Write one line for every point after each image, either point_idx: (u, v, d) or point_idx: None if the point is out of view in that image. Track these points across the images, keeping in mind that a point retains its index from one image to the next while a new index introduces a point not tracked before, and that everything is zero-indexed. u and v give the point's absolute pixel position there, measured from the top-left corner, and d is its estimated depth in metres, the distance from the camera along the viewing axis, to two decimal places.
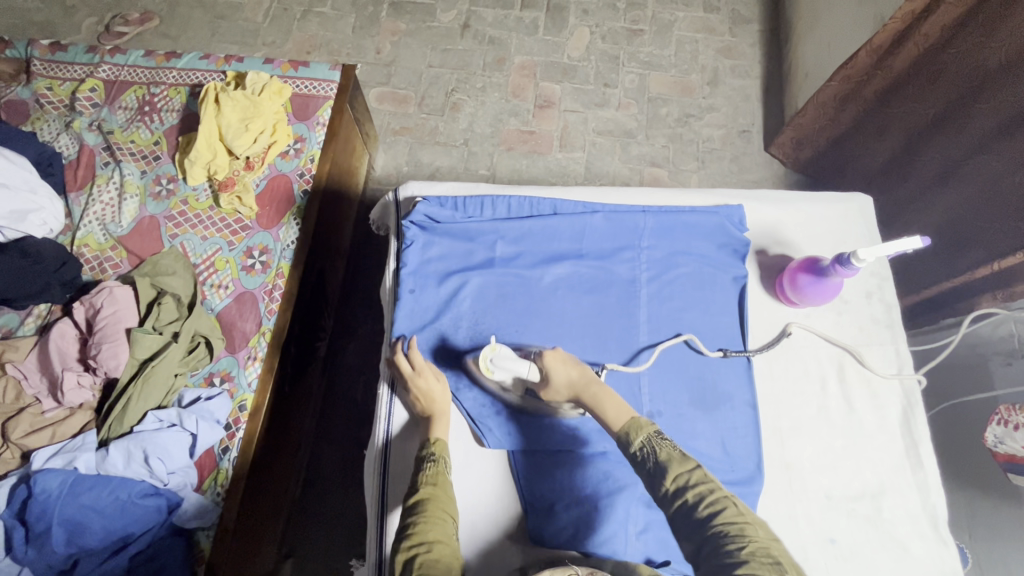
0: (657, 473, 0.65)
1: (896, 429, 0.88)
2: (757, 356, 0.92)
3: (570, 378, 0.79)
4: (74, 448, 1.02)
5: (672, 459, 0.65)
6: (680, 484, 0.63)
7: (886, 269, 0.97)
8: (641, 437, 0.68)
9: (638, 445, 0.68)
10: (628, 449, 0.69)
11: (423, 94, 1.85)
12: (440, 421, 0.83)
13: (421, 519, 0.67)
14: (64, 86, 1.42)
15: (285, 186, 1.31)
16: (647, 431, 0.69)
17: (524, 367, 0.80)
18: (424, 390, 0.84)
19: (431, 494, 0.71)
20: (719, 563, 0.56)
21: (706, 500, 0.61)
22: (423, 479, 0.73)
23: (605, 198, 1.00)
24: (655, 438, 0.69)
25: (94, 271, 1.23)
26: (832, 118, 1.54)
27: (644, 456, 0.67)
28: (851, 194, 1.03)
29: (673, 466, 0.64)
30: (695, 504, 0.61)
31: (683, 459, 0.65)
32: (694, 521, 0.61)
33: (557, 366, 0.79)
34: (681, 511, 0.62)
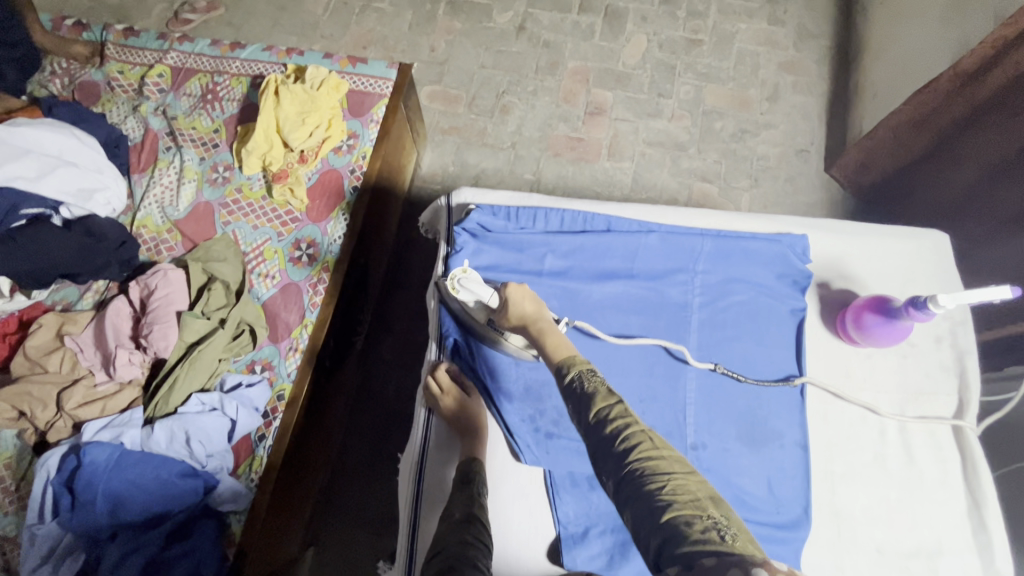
0: (582, 408, 0.63)
1: (959, 486, 0.83)
2: (812, 396, 0.88)
3: (524, 312, 0.77)
4: (122, 424, 1.06)
5: (597, 395, 0.63)
6: (602, 418, 0.61)
7: (960, 313, 0.91)
8: (572, 371, 0.66)
9: (569, 378, 0.66)
10: (562, 383, 0.67)
11: (474, 95, 1.85)
12: (479, 439, 0.84)
13: (456, 544, 0.66)
14: (135, 71, 1.47)
15: (336, 181, 1.32)
16: (580, 366, 0.66)
17: (487, 292, 0.82)
18: (459, 408, 0.86)
19: (467, 517, 0.71)
20: (642, 504, 0.54)
21: (625, 438, 0.58)
22: (457, 502, 0.74)
23: (661, 218, 0.97)
24: (587, 374, 0.66)
25: (150, 252, 1.28)
26: (902, 142, 1.47)
27: (575, 392, 0.64)
28: (923, 230, 0.97)
29: (597, 400, 0.62)
30: (615, 440, 0.59)
31: (609, 395, 0.63)
32: (615, 457, 0.58)
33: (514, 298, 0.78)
34: (603, 446, 0.59)
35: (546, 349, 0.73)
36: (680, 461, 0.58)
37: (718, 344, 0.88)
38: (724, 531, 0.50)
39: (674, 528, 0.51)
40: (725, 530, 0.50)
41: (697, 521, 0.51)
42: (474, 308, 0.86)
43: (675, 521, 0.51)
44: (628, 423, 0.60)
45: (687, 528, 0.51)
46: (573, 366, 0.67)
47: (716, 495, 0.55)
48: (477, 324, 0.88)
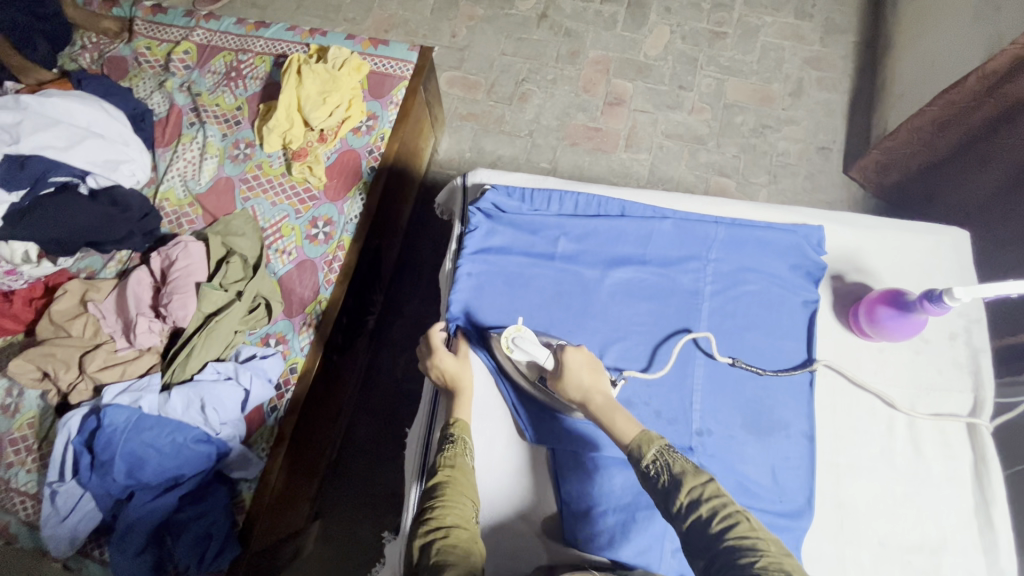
0: (665, 488, 0.63)
1: (967, 483, 0.82)
2: (821, 388, 0.87)
3: (583, 385, 0.77)
4: (140, 388, 1.09)
5: (685, 472, 0.63)
6: (693, 498, 0.61)
7: (977, 311, 0.90)
8: (652, 450, 0.67)
9: (649, 459, 0.66)
10: (639, 466, 0.67)
11: (493, 82, 1.85)
12: (463, 397, 0.84)
13: (439, 504, 0.66)
14: (161, 47, 1.50)
15: (354, 161, 1.34)
16: (659, 444, 0.67)
17: (542, 354, 0.79)
18: (447, 370, 0.86)
19: (449, 477, 0.71)
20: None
21: (719, 517, 0.59)
22: (441, 462, 0.74)
23: (676, 205, 0.97)
24: (668, 452, 0.67)
25: (172, 225, 1.30)
26: (927, 143, 1.43)
27: (656, 471, 0.65)
28: (943, 227, 0.96)
29: (685, 478, 0.62)
30: (709, 519, 0.59)
31: (697, 473, 0.63)
32: (707, 537, 0.58)
33: (573, 371, 0.78)
34: (695, 528, 0.59)
35: (615, 428, 0.72)
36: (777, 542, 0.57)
37: (726, 331, 0.87)
38: None
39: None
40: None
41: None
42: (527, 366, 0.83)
43: None
44: (722, 502, 0.60)
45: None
46: (652, 443, 0.67)
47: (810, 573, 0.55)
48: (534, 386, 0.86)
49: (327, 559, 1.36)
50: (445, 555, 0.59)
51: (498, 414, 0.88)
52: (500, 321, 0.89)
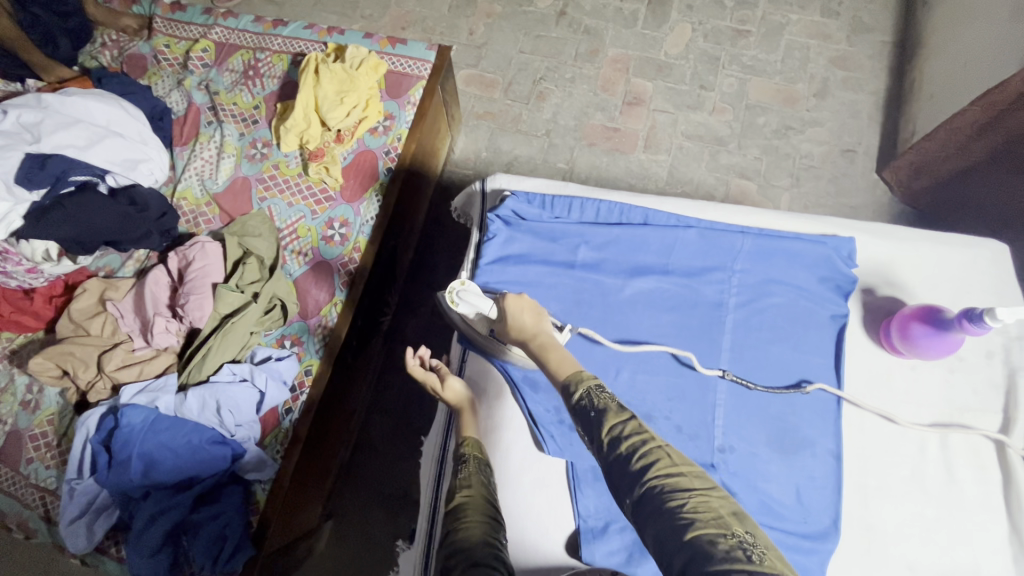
0: (592, 426, 0.62)
1: (1002, 509, 0.79)
2: (850, 406, 0.84)
3: (523, 325, 0.76)
4: (157, 389, 1.09)
5: (610, 412, 0.62)
6: (616, 436, 0.60)
7: (1017, 329, 0.86)
8: (581, 389, 0.65)
9: (579, 397, 0.64)
10: (570, 401, 0.66)
11: (510, 80, 1.83)
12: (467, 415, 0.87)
13: (460, 520, 0.68)
14: (180, 45, 1.50)
15: (371, 162, 1.33)
16: (588, 384, 0.65)
17: (486, 304, 0.81)
18: (453, 394, 0.90)
19: (469, 495, 0.72)
20: (662, 522, 0.53)
21: (642, 455, 0.57)
22: (458, 483, 0.74)
23: (700, 214, 0.95)
24: (596, 392, 0.65)
25: (189, 224, 1.31)
26: (963, 147, 1.39)
27: (584, 409, 0.63)
28: (980, 239, 0.92)
29: (609, 417, 0.61)
30: (632, 458, 0.57)
31: (621, 412, 0.62)
32: (630, 474, 0.57)
33: (513, 309, 0.77)
34: (618, 467, 0.58)
35: (549, 365, 0.71)
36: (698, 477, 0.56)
37: (752, 347, 0.85)
38: (749, 551, 0.50)
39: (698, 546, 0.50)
40: (746, 548, 0.50)
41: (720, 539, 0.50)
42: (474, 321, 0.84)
43: (699, 539, 0.50)
44: (644, 439, 0.59)
45: (713, 546, 0.50)
46: (581, 383, 0.66)
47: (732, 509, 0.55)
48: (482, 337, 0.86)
49: (339, 560, 1.37)
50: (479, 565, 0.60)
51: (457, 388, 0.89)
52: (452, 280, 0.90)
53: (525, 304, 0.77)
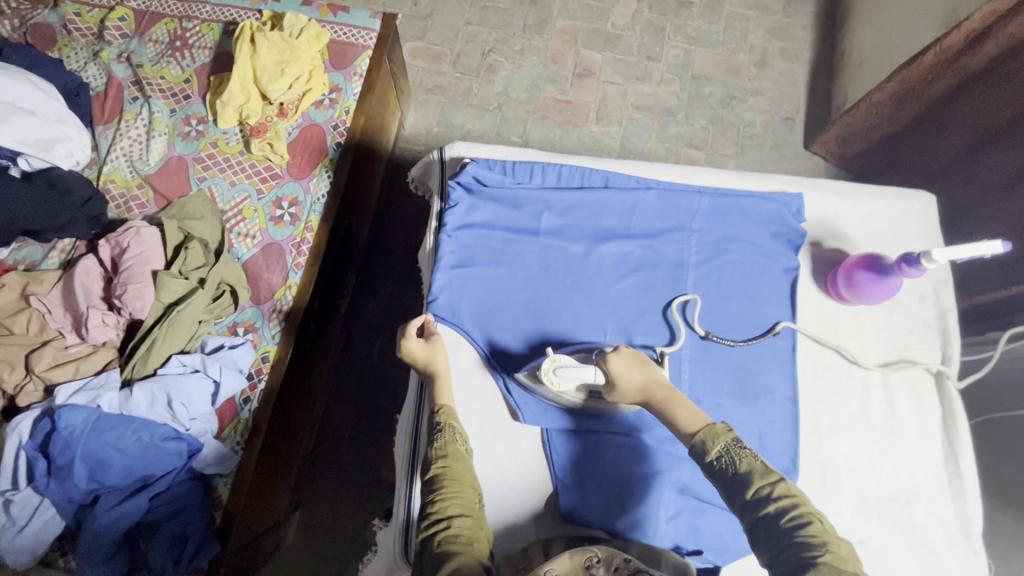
0: (732, 483, 0.62)
1: (936, 436, 0.87)
2: (801, 352, 0.90)
3: (637, 382, 0.74)
4: (97, 386, 1.01)
5: (755, 471, 0.62)
6: (762, 496, 0.60)
7: (944, 273, 0.94)
8: (719, 446, 0.65)
9: (717, 454, 0.64)
10: (703, 459, 0.66)
11: (459, 53, 1.78)
12: (441, 380, 0.80)
13: (438, 493, 0.66)
14: (93, 13, 1.36)
15: (319, 137, 1.26)
16: (726, 442, 0.64)
17: (588, 372, 0.76)
18: (421, 357, 0.82)
19: (443, 466, 0.69)
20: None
21: (791, 515, 0.58)
22: (434, 450, 0.72)
23: (659, 175, 0.96)
24: (734, 447, 0.64)
25: (120, 210, 1.20)
26: (888, 117, 1.48)
27: (722, 466, 0.63)
28: (912, 191, 0.99)
29: (755, 478, 0.61)
30: (779, 515, 0.58)
31: (767, 471, 0.62)
32: (774, 531, 0.58)
33: (622, 371, 0.75)
34: (762, 523, 0.59)
35: (676, 421, 0.70)
36: (846, 551, 0.57)
37: (710, 303, 0.89)
38: None
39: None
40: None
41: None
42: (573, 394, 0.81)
43: None
44: (793, 501, 0.60)
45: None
46: (720, 440, 0.65)
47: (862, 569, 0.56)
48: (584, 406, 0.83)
49: (309, 549, 1.33)
50: (450, 549, 0.60)
51: (470, 367, 0.86)
52: (531, 346, 0.86)
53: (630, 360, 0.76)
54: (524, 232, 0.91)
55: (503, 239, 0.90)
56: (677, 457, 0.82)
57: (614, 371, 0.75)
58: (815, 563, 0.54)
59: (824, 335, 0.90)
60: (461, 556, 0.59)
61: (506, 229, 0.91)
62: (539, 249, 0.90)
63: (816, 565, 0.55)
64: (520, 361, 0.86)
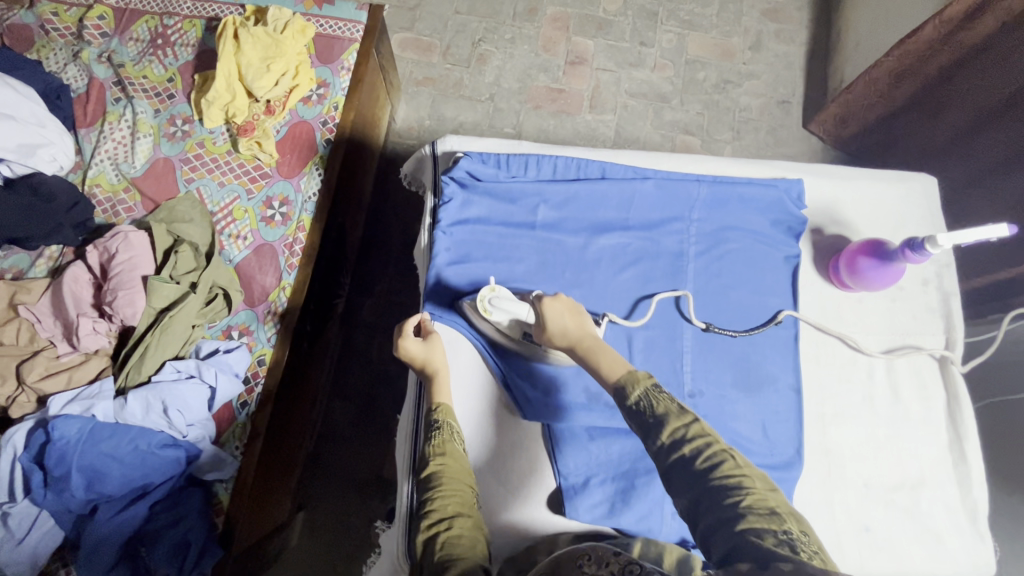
0: (649, 427, 0.61)
1: (941, 421, 0.86)
2: (804, 341, 0.89)
3: (566, 330, 0.75)
4: (92, 396, 0.99)
5: (671, 414, 0.61)
6: (677, 438, 0.59)
7: (947, 257, 0.92)
8: (638, 390, 0.64)
9: (636, 398, 0.64)
10: (624, 404, 0.65)
11: (449, 43, 1.75)
12: (440, 379, 0.79)
13: (437, 493, 0.65)
14: (71, 12, 1.32)
15: (308, 134, 1.24)
16: (645, 384, 0.64)
17: (522, 308, 0.79)
18: (419, 357, 0.81)
19: (442, 466, 0.68)
20: (716, 515, 0.53)
21: (706, 456, 0.57)
22: (430, 450, 0.71)
23: (656, 165, 0.94)
24: (654, 392, 0.64)
25: (106, 214, 1.18)
26: (885, 94, 1.46)
27: (640, 411, 0.63)
28: (912, 174, 0.97)
29: (670, 420, 0.60)
30: (694, 458, 0.57)
31: (682, 414, 0.61)
32: (691, 473, 0.57)
33: (554, 317, 0.76)
34: (677, 466, 0.58)
35: (600, 370, 0.70)
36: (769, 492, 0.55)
37: (712, 294, 0.87)
38: (799, 548, 0.50)
39: (748, 543, 0.50)
40: (797, 541, 0.50)
41: (769, 534, 0.51)
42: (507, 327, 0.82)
43: (749, 533, 0.51)
44: (707, 443, 0.59)
45: (761, 541, 0.50)
46: (638, 385, 0.65)
47: (790, 510, 0.55)
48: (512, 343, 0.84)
49: (314, 550, 1.33)
50: (452, 550, 0.59)
51: (469, 364, 0.85)
52: (470, 282, 0.87)
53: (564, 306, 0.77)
54: (519, 226, 0.89)
55: (499, 233, 0.89)
56: None
57: (545, 315, 0.76)
58: (739, 511, 0.52)
59: (827, 323, 0.89)
60: (464, 558, 0.58)
61: (501, 223, 0.89)
62: (535, 243, 0.88)
63: (741, 514, 0.52)
64: (459, 295, 0.86)
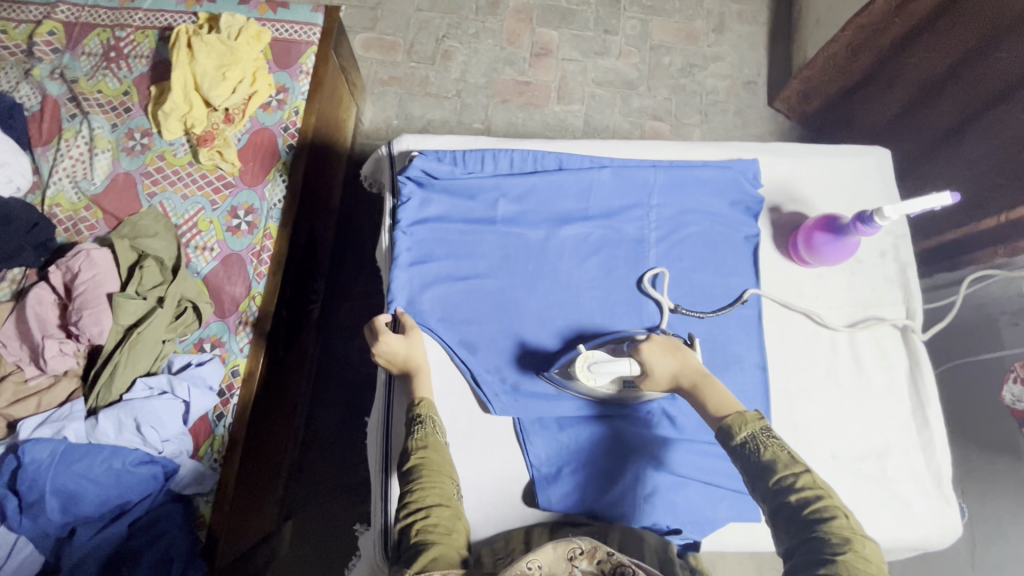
0: (755, 469, 0.63)
1: (904, 389, 0.88)
2: (768, 319, 0.90)
3: (670, 369, 0.74)
4: (62, 417, 0.98)
5: (780, 461, 0.62)
6: (784, 485, 0.60)
7: (903, 227, 0.94)
8: (746, 432, 0.65)
9: (744, 439, 0.64)
10: (728, 443, 0.66)
11: (412, 41, 1.74)
12: (422, 374, 0.80)
13: (418, 484, 0.65)
14: (20, 29, 1.30)
15: (269, 140, 1.23)
16: (755, 428, 0.64)
17: (624, 365, 0.74)
18: (398, 353, 0.80)
19: (423, 458, 0.68)
20: (808, 556, 0.55)
21: (813, 508, 0.58)
22: (413, 442, 0.71)
23: (613, 153, 0.95)
24: (764, 437, 0.64)
25: (68, 233, 1.16)
26: (841, 69, 1.48)
27: (747, 452, 0.64)
28: (866, 147, 0.98)
29: (779, 466, 0.61)
30: (798, 505, 0.58)
31: (793, 461, 0.61)
32: (793, 518, 0.58)
33: (655, 360, 0.74)
34: (780, 507, 0.60)
35: (705, 405, 0.70)
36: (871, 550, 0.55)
37: (674, 279, 0.88)
38: None
39: None
40: None
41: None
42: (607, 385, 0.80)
43: None
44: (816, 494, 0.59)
45: None
46: (747, 426, 0.65)
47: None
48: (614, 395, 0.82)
49: (305, 556, 1.33)
50: (426, 537, 0.60)
51: (438, 362, 0.85)
52: (558, 342, 0.85)
53: (659, 347, 0.75)
54: (481, 223, 0.89)
55: (460, 231, 0.89)
56: (650, 434, 0.83)
57: (647, 361, 0.74)
58: (831, 559, 0.54)
59: (788, 298, 0.90)
60: (439, 544, 0.60)
61: (462, 221, 0.89)
62: (496, 239, 0.89)
63: (830, 560, 0.54)
64: (549, 361, 0.85)
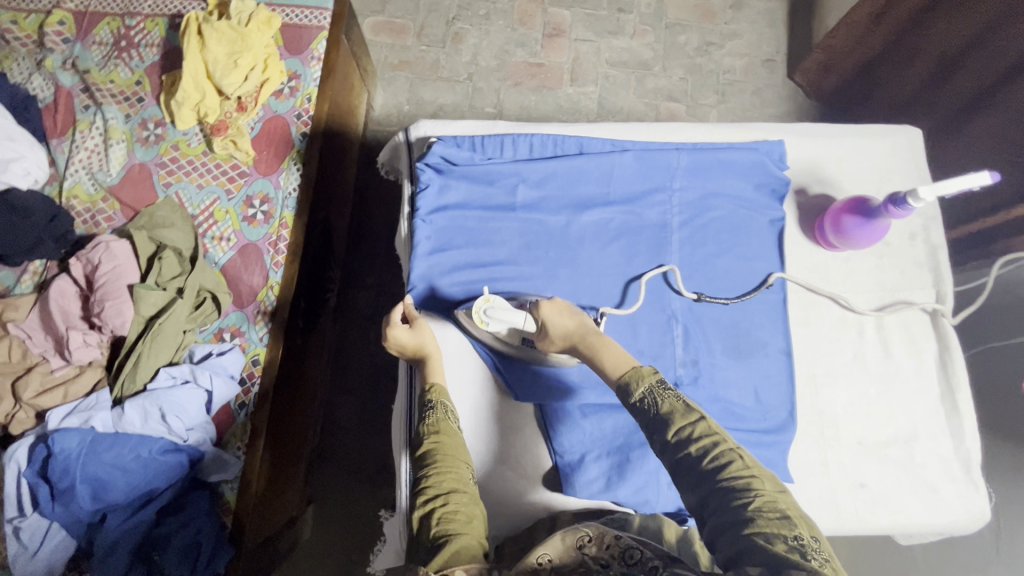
0: (656, 426, 0.60)
1: (933, 374, 0.86)
2: (793, 304, 0.88)
3: (566, 329, 0.75)
4: (89, 407, 0.99)
5: (676, 412, 0.60)
6: (683, 437, 0.59)
7: (933, 209, 0.91)
8: (642, 387, 0.63)
9: (641, 395, 0.63)
10: (628, 401, 0.64)
11: (422, 24, 1.70)
12: (433, 361, 0.80)
13: (432, 470, 0.65)
14: (30, 20, 1.29)
15: (282, 128, 1.22)
16: (650, 381, 0.62)
17: (519, 317, 0.77)
18: (408, 344, 0.80)
19: (437, 443, 0.69)
20: (725, 516, 0.53)
21: (714, 457, 0.56)
22: (425, 429, 0.71)
23: (634, 136, 0.93)
24: (658, 389, 0.63)
25: (87, 225, 1.16)
26: (861, 40, 1.42)
27: (646, 412, 0.61)
28: (896, 126, 0.96)
29: (675, 418, 0.59)
30: (701, 458, 0.57)
31: (688, 411, 0.60)
32: (698, 472, 0.56)
33: (553, 317, 0.75)
34: (684, 465, 0.57)
35: (604, 369, 0.69)
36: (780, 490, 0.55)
37: (698, 266, 0.87)
38: (808, 554, 0.49)
39: (750, 543, 0.50)
40: (809, 550, 0.49)
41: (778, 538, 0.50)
42: (508, 335, 0.81)
43: (755, 538, 0.50)
44: (716, 441, 0.58)
45: (769, 546, 0.49)
46: (642, 380, 0.64)
47: (803, 517, 0.54)
48: (518, 350, 0.83)
49: (328, 540, 1.36)
50: (446, 525, 0.60)
51: (460, 351, 0.85)
52: (465, 293, 0.85)
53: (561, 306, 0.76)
54: (499, 210, 0.88)
55: (478, 218, 0.88)
56: None
57: (545, 319, 0.75)
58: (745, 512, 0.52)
59: (813, 283, 0.89)
60: (461, 533, 0.60)
61: (482, 209, 0.88)
62: (515, 226, 0.88)
63: (749, 515, 0.52)
64: (456, 305, 0.85)
